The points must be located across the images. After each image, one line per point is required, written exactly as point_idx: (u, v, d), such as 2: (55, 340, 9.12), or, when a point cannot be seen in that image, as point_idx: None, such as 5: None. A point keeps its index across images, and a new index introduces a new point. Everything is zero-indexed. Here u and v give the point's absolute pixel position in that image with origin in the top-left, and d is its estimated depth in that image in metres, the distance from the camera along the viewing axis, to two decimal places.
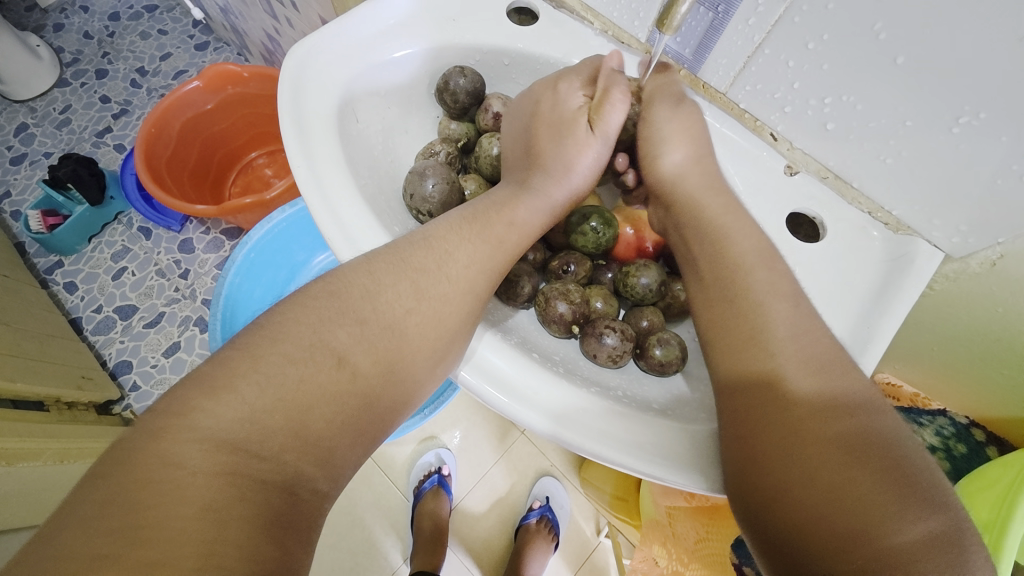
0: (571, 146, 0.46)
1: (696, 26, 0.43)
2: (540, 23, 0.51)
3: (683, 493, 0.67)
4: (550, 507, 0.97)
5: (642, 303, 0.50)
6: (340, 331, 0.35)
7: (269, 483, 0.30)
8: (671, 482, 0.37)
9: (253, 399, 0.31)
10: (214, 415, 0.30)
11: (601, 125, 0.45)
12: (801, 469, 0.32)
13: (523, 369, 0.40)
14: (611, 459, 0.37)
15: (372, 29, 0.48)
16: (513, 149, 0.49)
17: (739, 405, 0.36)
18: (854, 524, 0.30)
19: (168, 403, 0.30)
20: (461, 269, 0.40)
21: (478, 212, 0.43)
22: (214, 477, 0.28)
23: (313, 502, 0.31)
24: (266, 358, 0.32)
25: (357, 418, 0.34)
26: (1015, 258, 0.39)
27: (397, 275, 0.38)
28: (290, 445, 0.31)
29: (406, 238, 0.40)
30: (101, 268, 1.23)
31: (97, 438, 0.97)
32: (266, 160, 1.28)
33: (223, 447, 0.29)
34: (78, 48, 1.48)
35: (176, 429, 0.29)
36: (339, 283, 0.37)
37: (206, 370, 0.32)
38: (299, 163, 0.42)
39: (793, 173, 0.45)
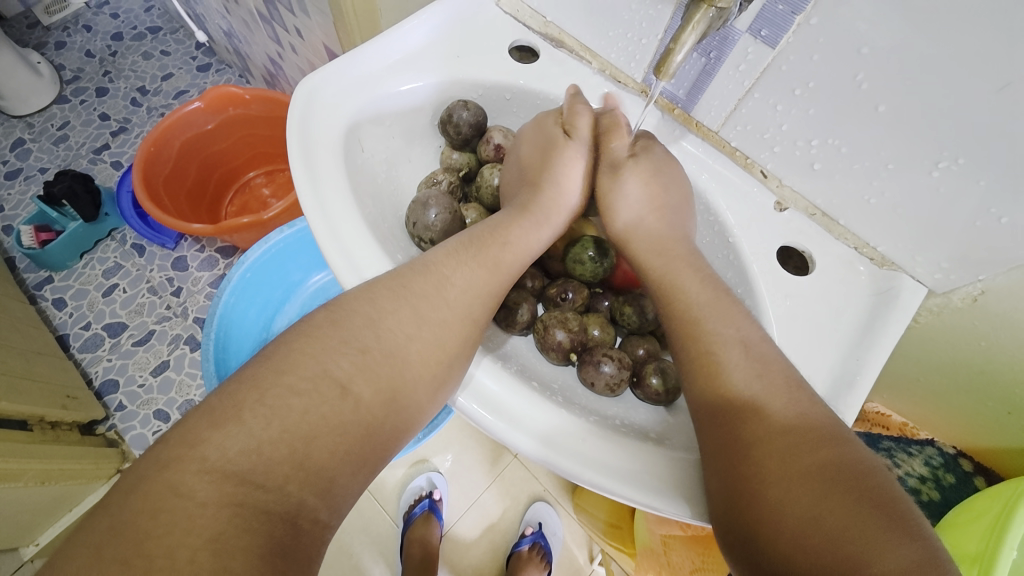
0: (560, 157, 0.48)
1: (690, 70, 0.45)
2: (541, 60, 0.53)
3: (678, 522, 0.66)
4: (543, 534, 0.96)
5: (638, 331, 0.51)
6: (342, 359, 0.35)
7: (273, 514, 0.29)
8: (667, 513, 0.37)
9: (259, 430, 0.31)
10: (222, 447, 0.30)
11: (577, 131, 0.48)
12: (783, 498, 0.33)
13: (516, 395, 0.40)
14: (608, 488, 0.37)
15: (379, 65, 0.50)
16: (514, 181, 0.51)
17: (718, 435, 0.37)
18: (837, 553, 0.30)
19: (175, 434, 0.30)
20: (459, 293, 0.41)
21: (475, 237, 0.44)
22: (219, 508, 0.28)
23: (314, 531, 0.31)
24: (272, 390, 0.32)
25: (358, 448, 0.34)
26: (996, 294, 0.41)
27: (397, 300, 0.38)
28: (292, 475, 0.31)
29: (407, 265, 0.41)
30: (91, 285, 1.22)
31: (83, 458, 0.95)
32: (263, 179, 1.29)
33: (231, 477, 0.29)
34: (79, 66, 1.50)
35: (183, 461, 0.29)
36: (342, 311, 0.37)
37: (211, 401, 0.32)
38: (305, 193, 0.43)
39: (783, 209, 0.47)
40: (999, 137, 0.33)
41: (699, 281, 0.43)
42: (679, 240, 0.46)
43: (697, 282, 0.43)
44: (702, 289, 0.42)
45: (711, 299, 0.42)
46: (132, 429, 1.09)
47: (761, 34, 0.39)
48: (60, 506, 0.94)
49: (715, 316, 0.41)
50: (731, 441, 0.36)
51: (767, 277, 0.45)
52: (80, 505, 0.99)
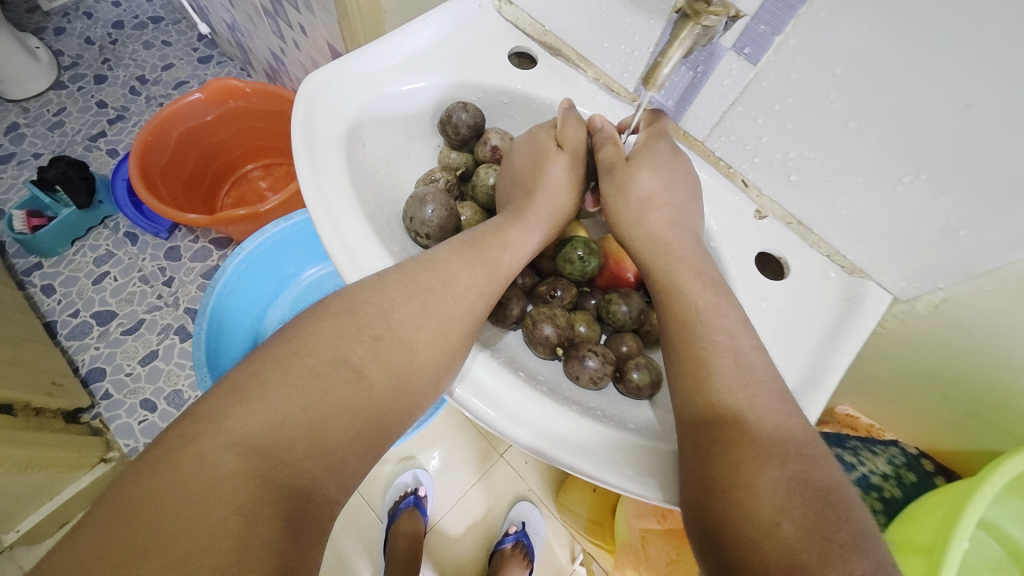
0: (550, 168, 0.49)
1: (678, 82, 0.47)
2: (538, 67, 0.55)
3: (656, 515, 0.68)
4: (526, 532, 0.97)
5: (621, 329, 0.52)
6: (357, 345, 0.37)
7: (289, 488, 0.31)
8: (649, 498, 0.39)
9: (281, 407, 0.33)
10: (246, 422, 0.31)
11: (567, 142, 0.50)
12: (746, 506, 0.34)
13: (512, 388, 0.42)
14: (600, 477, 0.39)
15: (383, 64, 0.52)
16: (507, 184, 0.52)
17: (693, 440, 0.39)
18: (790, 563, 0.31)
19: (199, 410, 0.32)
20: (464, 289, 0.42)
21: (475, 238, 0.46)
22: (246, 479, 0.30)
23: (325, 505, 0.33)
24: (293, 370, 0.34)
25: (368, 429, 0.36)
26: (954, 302, 0.43)
27: (408, 294, 0.40)
28: (309, 452, 0.33)
29: (413, 260, 0.42)
30: (81, 272, 1.22)
31: (66, 446, 0.95)
32: (260, 172, 1.30)
33: (256, 451, 0.31)
34: (78, 53, 1.50)
35: (208, 435, 0.31)
36: (355, 300, 0.39)
37: (233, 380, 0.34)
38: (308, 184, 0.45)
39: (762, 217, 0.49)
40: (956, 156, 0.36)
41: (682, 282, 0.45)
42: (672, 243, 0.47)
43: (684, 281, 0.45)
44: (684, 290, 0.44)
45: (692, 298, 0.44)
46: (117, 418, 1.09)
47: (744, 52, 0.41)
48: (40, 494, 0.93)
49: (695, 315, 0.43)
50: (705, 443, 0.38)
51: (742, 282, 0.47)
52: (60, 495, 0.96)
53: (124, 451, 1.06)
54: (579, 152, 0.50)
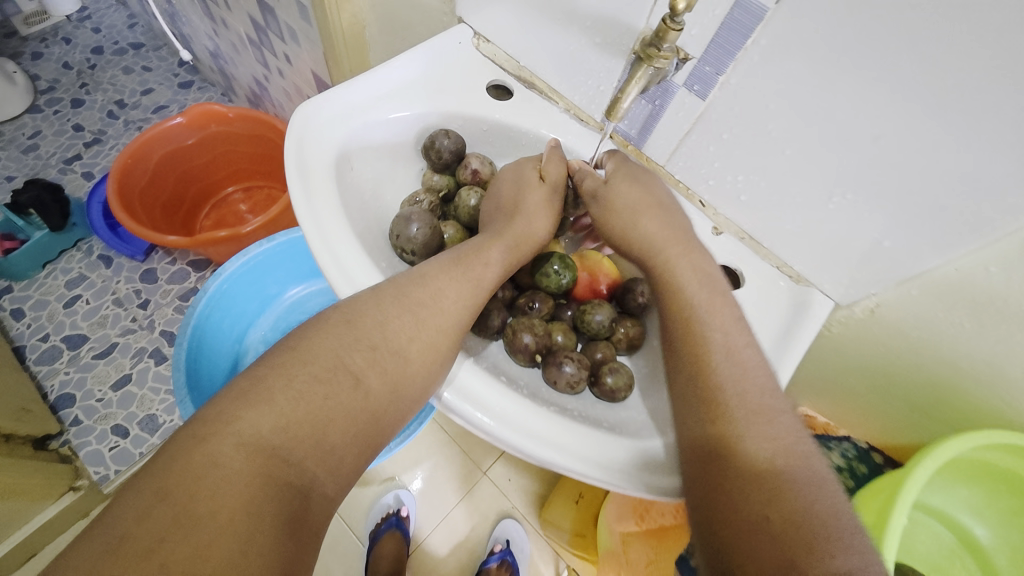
0: (529, 198, 0.53)
1: (639, 113, 0.52)
2: (514, 98, 0.59)
3: (635, 517, 0.70)
4: (510, 550, 0.98)
5: (597, 338, 0.55)
6: (356, 354, 0.39)
7: (292, 485, 0.34)
8: (628, 490, 0.42)
9: (287, 410, 0.35)
10: (254, 424, 0.34)
11: (549, 176, 0.54)
12: (740, 493, 0.36)
13: (496, 391, 0.44)
14: (579, 472, 0.42)
15: (371, 94, 0.56)
16: (490, 206, 0.55)
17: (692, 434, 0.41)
18: (779, 545, 0.33)
19: (209, 413, 0.34)
20: (452, 303, 0.44)
21: (461, 255, 0.48)
22: (253, 477, 0.32)
23: (323, 502, 0.35)
24: (299, 376, 0.37)
25: (365, 431, 0.38)
26: (888, 306, 0.49)
27: (401, 308, 0.42)
28: (311, 454, 0.35)
29: (404, 275, 0.45)
30: (52, 296, 1.20)
31: (33, 473, 0.91)
32: (241, 195, 1.31)
33: (263, 451, 0.33)
34: (55, 77, 1.50)
35: (220, 436, 0.33)
36: (354, 313, 0.41)
37: (242, 384, 0.36)
38: (300, 204, 0.48)
39: (720, 233, 0.54)
40: (874, 178, 0.42)
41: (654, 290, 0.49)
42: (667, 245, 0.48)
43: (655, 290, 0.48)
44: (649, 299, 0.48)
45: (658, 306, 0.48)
46: (87, 446, 1.06)
47: (693, 88, 0.47)
48: (4, 526, 0.89)
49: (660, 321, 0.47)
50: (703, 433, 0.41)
51: None
52: (26, 526, 0.94)
53: (95, 478, 1.03)
54: (559, 187, 0.54)
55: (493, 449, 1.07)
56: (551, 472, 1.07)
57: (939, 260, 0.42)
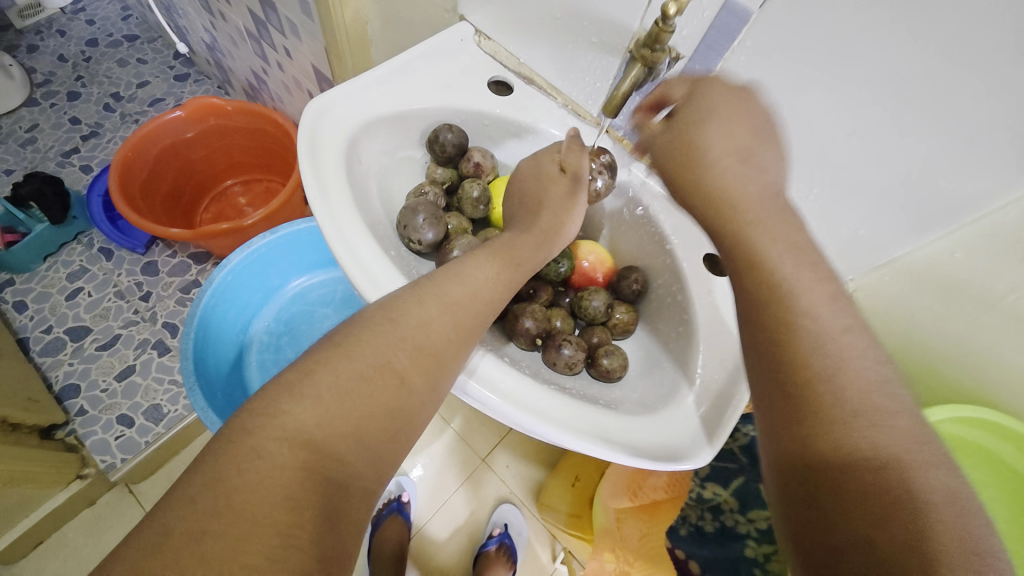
0: (552, 194, 0.53)
1: (634, 109, 0.55)
2: (515, 94, 0.62)
3: (628, 494, 0.74)
4: (508, 534, 1.02)
5: (594, 323, 0.58)
6: (401, 352, 0.40)
7: (335, 481, 0.34)
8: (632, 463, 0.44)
9: (333, 407, 0.36)
10: (300, 419, 0.35)
11: (571, 169, 0.54)
12: (837, 451, 0.33)
13: (510, 375, 0.47)
14: (592, 449, 0.44)
15: (379, 90, 0.58)
16: (520, 203, 0.55)
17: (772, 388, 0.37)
18: (887, 502, 0.31)
19: (254, 406, 0.35)
20: (488, 304, 0.46)
21: (495, 249, 0.50)
22: (295, 471, 0.33)
23: (361, 499, 0.36)
24: (344, 373, 0.37)
25: (402, 428, 0.39)
26: (865, 291, 0.53)
27: (443, 307, 0.43)
28: (354, 450, 0.36)
29: (439, 271, 0.47)
30: (54, 288, 1.21)
31: (41, 461, 0.92)
32: (241, 188, 1.32)
33: (307, 446, 0.34)
34: (51, 69, 1.50)
35: (267, 428, 0.34)
36: (396, 309, 0.42)
37: (288, 377, 0.37)
38: (313, 194, 0.50)
39: None
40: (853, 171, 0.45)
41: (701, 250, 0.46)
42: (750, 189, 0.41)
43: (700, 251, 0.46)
44: None
45: None
46: (93, 435, 1.07)
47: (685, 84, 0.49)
48: (18, 511, 0.93)
49: None
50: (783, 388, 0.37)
51: (694, 276, 0.53)
52: (37, 512, 0.97)
53: (101, 467, 1.04)
54: (583, 177, 0.54)
55: (491, 437, 1.10)
56: (547, 458, 1.10)
57: (908, 246, 0.46)
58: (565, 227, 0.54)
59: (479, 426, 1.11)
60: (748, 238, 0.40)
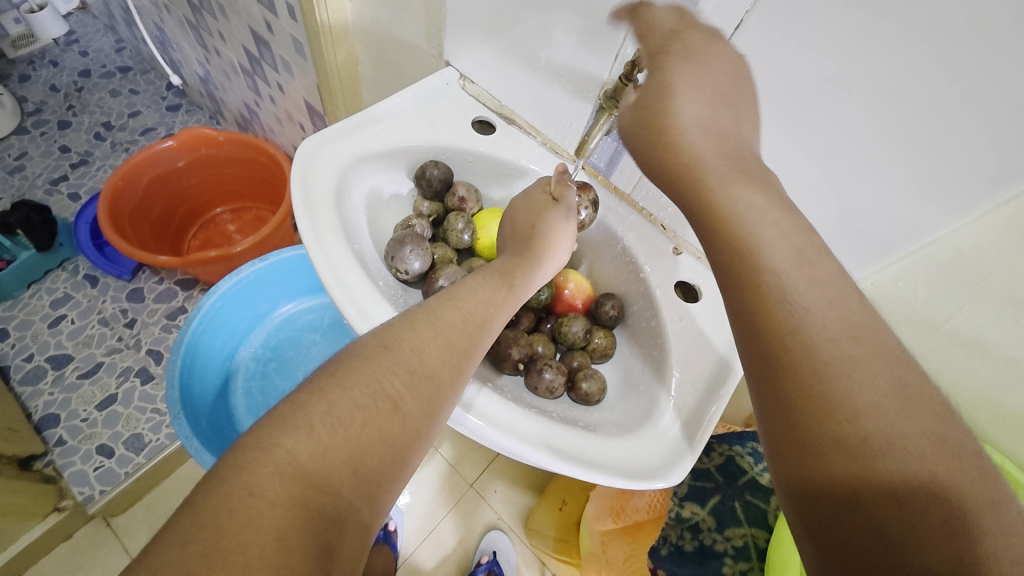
0: (550, 221, 0.55)
1: (605, 149, 0.59)
2: (497, 133, 0.66)
3: (612, 515, 0.76)
4: (497, 561, 1.01)
5: (574, 348, 0.61)
6: (395, 379, 0.41)
7: (329, 515, 0.34)
8: (614, 482, 0.46)
9: (326, 437, 0.35)
10: (296, 450, 0.34)
11: (563, 198, 0.57)
12: (856, 445, 0.30)
13: (501, 405, 0.49)
14: (579, 471, 0.46)
15: (371, 129, 0.61)
16: (523, 224, 0.57)
17: (773, 381, 0.33)
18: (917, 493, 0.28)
19: (249, 440, 0.35)
20: (485, 331, 0.48)
21: (492, 275, 0.53)
22: (288, 506, 0.32)
23: (357, 532, 0.35)
24: (338, 403, 0.37)
25: (398, 458, 0.39)
26: None
27: (435, 331, 0.45)
28: (348, 481, 0.35)
29: (434, 299, 0.49)
30: (37, 315, 1.20)
31: (20, 492, 0.90)
32: (230, 216, 1.34)
33: (300, 480, 0.33)
34: (42, 99, 1.52)
35: (259, 463, 0.33)
36: (389, 337, 0.43)
37: (282, 409, 0.36)
38: (305, 227, 0.53)
39: (679, 253, 0.59)
40: None
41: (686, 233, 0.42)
42: (732, 162, 0.38)
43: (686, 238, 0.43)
44: None
45: None
46: (71, 466, 1.04)
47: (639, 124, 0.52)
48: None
49: None
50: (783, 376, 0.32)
51: (666, 303, 0.57)
52: (12, 546, 0.95)
53: (79, 498, 1.02)
54: (574, 208, 0.57)
55: (479, 462, 1.11)
56: (535, 483, 1.11)
57: (867, 270, 0.51)
58: (557, 252, 0.56)
59: (466, 451, 1.12)
60: (741, 213, 0.36)
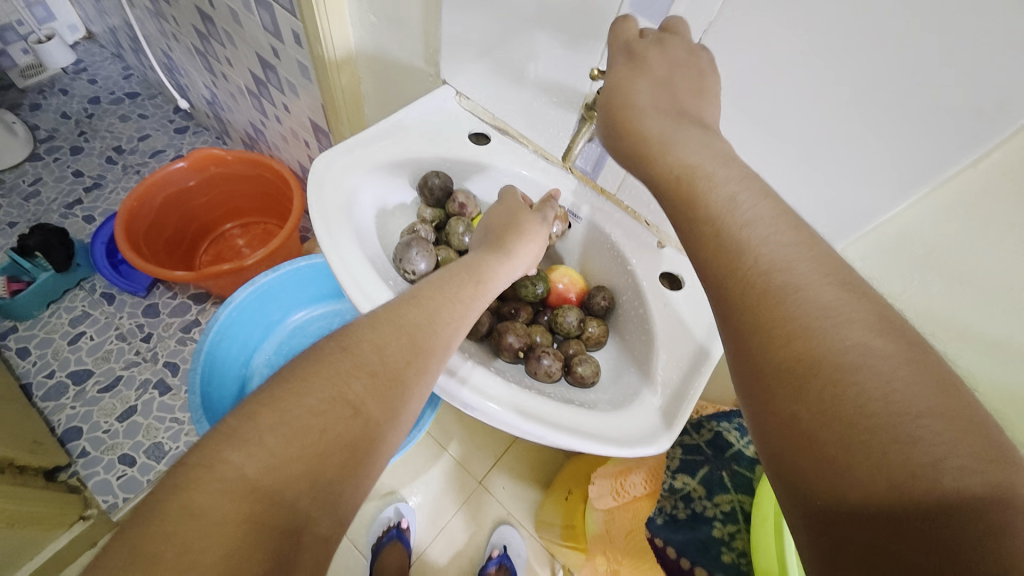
0: (524, 218, 0.62)
1: (590, 153, 0.65)
2: (492, 143, 0.71)
3: (612, 493, 0.80)
4: (508, 555, 1.04)
5: (569, 336, 0.66)
6: (355, 382, 0.40)
7: (281, 531, 0.33)
8: (603, 450, 0.50)
9: (277, 449, 0.34)
10: (243, 465, 0.33)
11: (543, 207, 0.64)
12: (837, 421, 0.29)
13: (501, 383, 0.53)
14: (567, 441, 0.50)
15: (375, 142, 0.67)
16: (499, 218, 0.63)
17: (750, 351, 0.34)
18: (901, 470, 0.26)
19: (192, 457, 0.33)
20: (443, 322, 0.48)
21: (452, 273, 0.54)
22: (234, 526, 0.31)
23: (318, 544, 0.34)
24: (292, 411, 0.36)
25: (362, 461, 0.38)
26: None
27: (398, 328, 0.45)
28: (305, 491, 0.34)
29: (401, 297, 0.49)
30: (57, 333, 1.25)
31: (47, 501, 0.94)
32: (239, 231, 1.41)
33: (248, 496, 0.32)
34: (55, 126, 1.59)
35: (202, 482, 0.32)
36: (350, 339, 0.43)
37: (230, 423, 0.35)
38: (323, 234, 0.58)
39: (663, 246, 0.64)
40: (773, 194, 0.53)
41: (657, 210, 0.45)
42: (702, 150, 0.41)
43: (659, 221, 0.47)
44: None
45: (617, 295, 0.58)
46: (94, 476, 1.09)
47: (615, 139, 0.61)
48: (22, 553, 0.92)
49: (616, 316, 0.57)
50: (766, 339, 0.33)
51: (650, 291, 0.62)
52: (38, 556, 0.95)
53: (103, 507, 1.06)
54: (548, 217, 0.64)
55: (487, 459, 1.16)
56: (542, 478, 1.15)
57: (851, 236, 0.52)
58: (531, 247, 0.62)
59: (475, 451, 1.16)
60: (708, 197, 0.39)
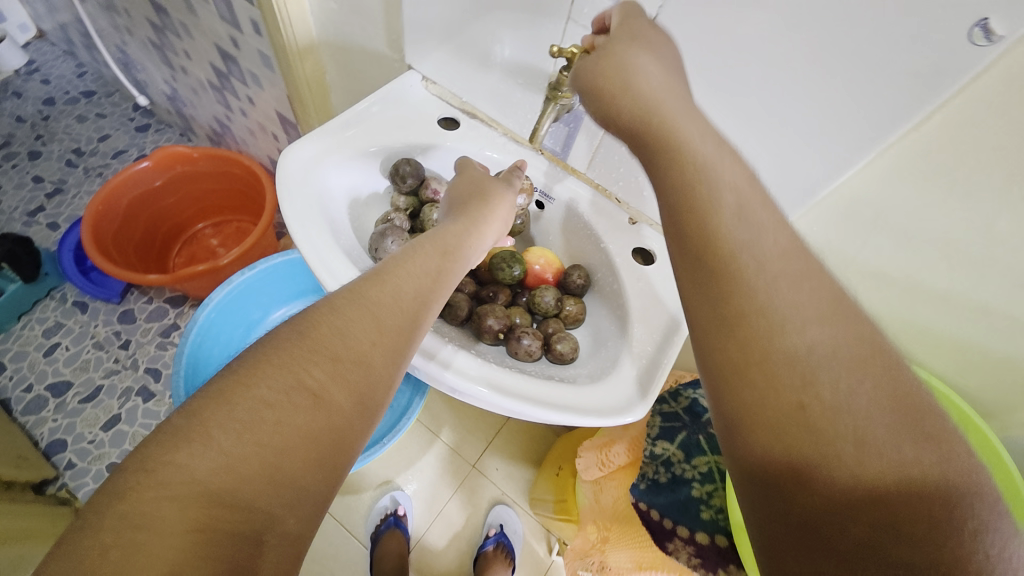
0: (490, 185, 0.62)
1: (559, 133, 0.65)
2: (461, 128, 0.71)
3: (598, 464, 0.83)
4: (504, 533, 1.08)
5: (548, 316, 0.68)
6: (315, 368, 0.38)
7: (239, 534, 0.32)
8: (582, 421, 0.52)
9: (227, 447, 0.33)
10: (192, 465, 0.32)
11: (513, 179, 0.64)
12: (793, 382, 0.30)
13: (480, 364, 0.55)
14: (547, 415, 0.52)
15: (342, 131, 0.66)
16: (463, 187, 0.63)
17: (709, 313, 0.34)
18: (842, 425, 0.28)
19: (136, 460, 0.32)
20: (408, 295, 0.46)
21: (416, 244, 0.53)
22: (185, 533, 0.30)
23: (283, 542, 0.33)
24: (242, 404, 0.35)
25: (327, 452, 0.36)
26: None
27: (359, 308, 0.43)
28: (263, 490, 0.33)
29: (363, 276, 0.47)
30: (30, 346, 1.22)
31: (38, 515, 0.95)
32: (211, 230, 1.38)
33: (198, 500, 0.31)
34: (9, 131, 1.52)
35: (146, 485, 0.31)
36: (307, 325, 0.40)
37: (179, 421, 0.34)
38: (295, 227, 0.58)
39: (635, 222, 0.65)
40: None
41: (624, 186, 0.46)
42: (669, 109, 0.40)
43: None
44: None
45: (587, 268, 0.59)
46: (83, 487, 1.09)
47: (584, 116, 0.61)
48: None
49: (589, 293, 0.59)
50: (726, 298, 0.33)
51: (624, 268, 0.63)
52: None
53: None
54: (513, 180, 0.64)
55: (479, 443, 1.18)
56: (534, 457, 1.18)
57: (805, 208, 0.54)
58: (497, 218, 0.61)
59: (466, 435, 1.18)
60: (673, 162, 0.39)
